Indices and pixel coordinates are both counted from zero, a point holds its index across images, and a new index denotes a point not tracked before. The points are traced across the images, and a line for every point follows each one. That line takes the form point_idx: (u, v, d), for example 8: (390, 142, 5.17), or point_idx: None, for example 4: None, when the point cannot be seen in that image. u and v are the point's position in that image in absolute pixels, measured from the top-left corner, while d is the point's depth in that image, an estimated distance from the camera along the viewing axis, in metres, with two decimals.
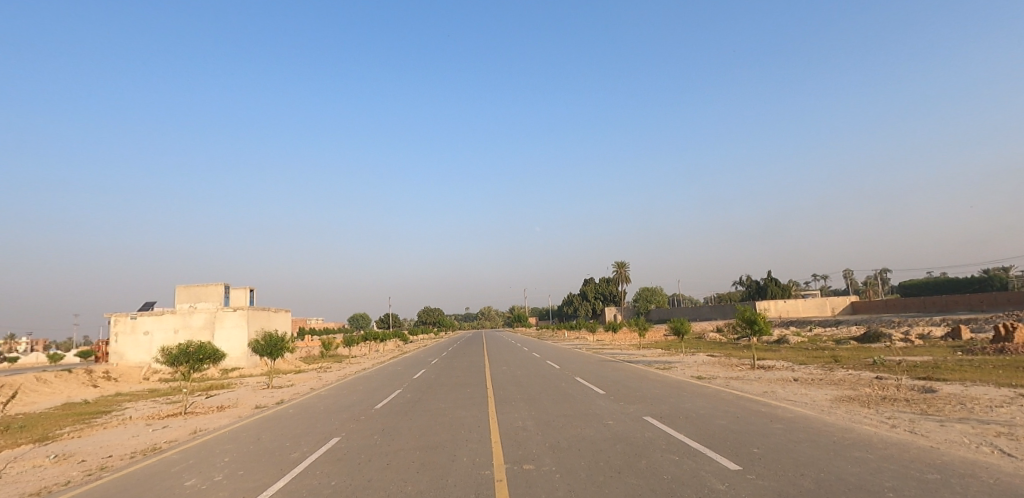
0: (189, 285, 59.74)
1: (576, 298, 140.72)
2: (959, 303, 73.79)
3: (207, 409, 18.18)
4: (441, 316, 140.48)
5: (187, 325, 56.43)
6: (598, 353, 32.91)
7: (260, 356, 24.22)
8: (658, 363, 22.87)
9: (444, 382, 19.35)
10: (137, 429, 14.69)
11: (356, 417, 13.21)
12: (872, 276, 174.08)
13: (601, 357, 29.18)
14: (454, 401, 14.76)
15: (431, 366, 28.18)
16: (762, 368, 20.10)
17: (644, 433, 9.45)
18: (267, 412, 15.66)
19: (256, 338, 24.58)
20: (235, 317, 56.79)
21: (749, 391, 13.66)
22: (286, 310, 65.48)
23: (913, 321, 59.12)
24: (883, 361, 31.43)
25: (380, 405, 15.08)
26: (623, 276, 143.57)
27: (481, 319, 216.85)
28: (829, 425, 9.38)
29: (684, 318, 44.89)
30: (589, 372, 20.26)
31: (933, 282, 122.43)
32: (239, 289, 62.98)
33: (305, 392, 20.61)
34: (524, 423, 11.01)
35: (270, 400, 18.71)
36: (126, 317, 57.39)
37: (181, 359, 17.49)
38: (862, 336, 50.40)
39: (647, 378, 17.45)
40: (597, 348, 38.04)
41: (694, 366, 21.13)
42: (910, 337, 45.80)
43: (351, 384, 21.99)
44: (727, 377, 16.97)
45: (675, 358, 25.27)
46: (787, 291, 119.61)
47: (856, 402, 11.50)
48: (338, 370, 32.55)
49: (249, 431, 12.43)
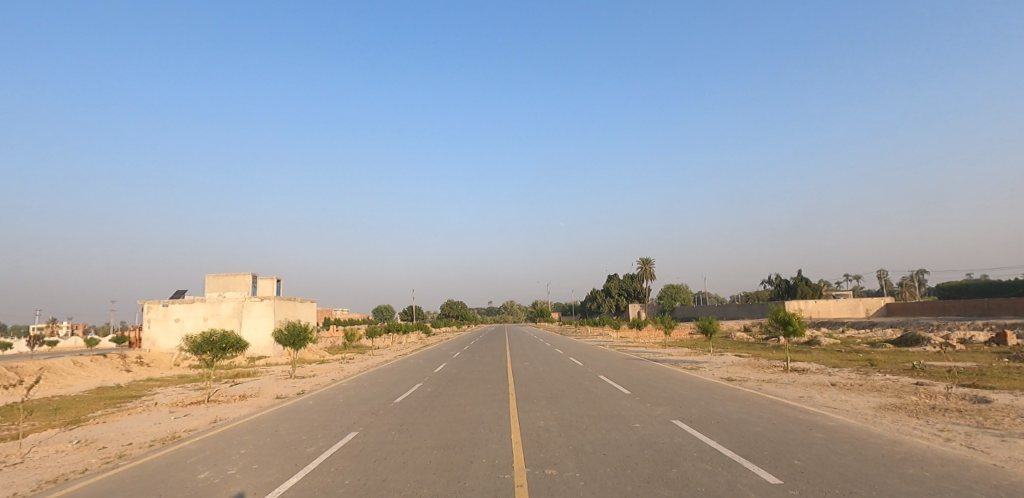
0: (218, 275, 60.94)
1: (599, 295, 139.52)
2: (1002, 307, 70.59)
3: (229, 398, 18.23)
4: (463, 310, 140.96)
5: (215, 313, 57.57)
6: (622, 350, 32.29)
7: (283, 346, 24.31)
8: (685, 363, 22.17)
9: (465, 377, 19.04)
10: (159, 416, 14.74)
11: (375, 411, 12.97)
12: (908, 277, 168.08)
13: (626, 355, 28.57)
14: (474, 397, 14.42)
15: (452, 360, 27.99)
16: (795, 371, 19.26)
17: (674, 438, 8.95)
18: (287, 402, 15.57)
19: (280, 328, 24.68)
20: (262, 306, 57.71)
21: (783, 396, 12.98)
22: (311, 301, 66.30)
23: (952, 325, 56.71)
24: (923, 366, 30.02)
25: (400, 399, 14.83)
26: (648, 273, 141.63)
27: (503, 313, 217.20)
28: (875, 437, 8.73)
29: (713, 317, 43.71)
30: (614, 370, 19.72)
31: (974, 284, 117.51)
32: (266, 279, 63.99)
33: (326, 383, 20.56)
34: (547, 423, 10.59)
35: (292, 390, 18.67)
36: (157, 305, 58.83)
37: (205, 347, 17.55)
38: (898, 339, 48.46)
39: (674, 378, 16.85)
40: (621, 346, 37.35)
41: (723, 367, 20.40)
42: (950, 341, 43.87)
43: (373, 377, 21.86)
44: (759, 380, 16.24)
45: (702, 358, 24.51)
46: (817, 291, 116.36)
47: (902, 412, 10.75)
48: (361, 361, 32.63)
49: (267, 423, 12.28)
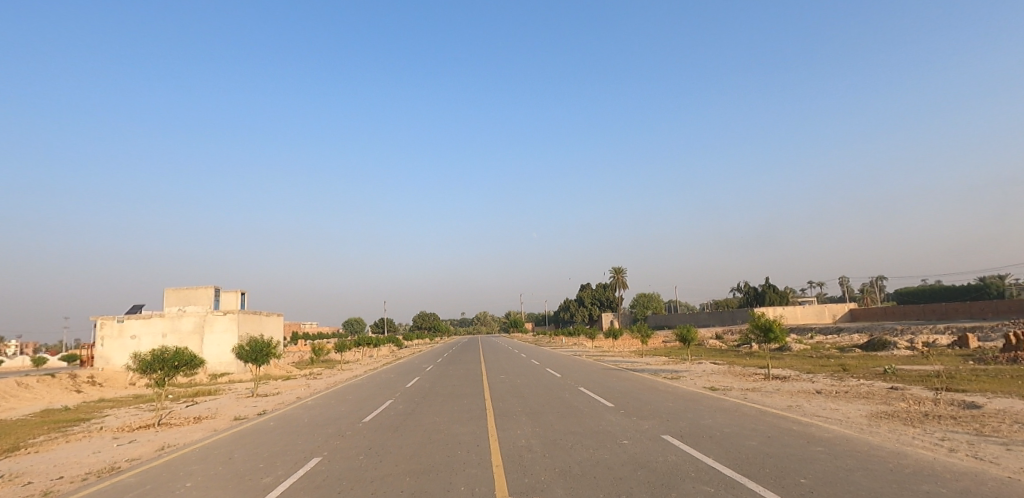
0: (178, 288, 58.26)
1: (572, 304, 139.57)
2: (960, 311, 73.04)
3: (183, 420, 16.88)
4: (436, 321, 138.87)
5: (175, 329, 54.88)
6: (599, 360, 31.83)
7: (245, 363, 22.91)
8: (665, 372, 21.69)
9: (439, 392, 18.09)
10: (100, 444, 13.38)
11: (342, 433, 11.99)
12: (869, 283, 173.35)
13: (603, 365, 28.05)
14: (449, 414, 13.55)
15: (425, 374, 26.92)
16: (776, 379, 18.93)
17: (667, 455, 8.33)
18: (246, 425, 14.40)
19: (241, 343, 23.29)
20: (225, 321, 55.28)
21: (772, 406, 12.49)
22: (278, 314, 63.95)
23: (916, 329, 58.15)
24: (894, 371, 30.30)
25: (369, 418, 13.84)
26: (620, 282, 142.52)
27: (477, 324, 215.29)
28: (877, 450, 8.27)
29: (691, 326, 43.60)
30: (594, 382, 19.05)
31: (930, 290, 121.76)
32: (230, 292, 61.49)
33: (290, 401, 19.30)
34: (529, 442, 9.83)
35: (253, 410, 17.43)
36: (112, 321, 55.82)
37: (155, 365, 16.26)
38: (866, 344, 49.32)
39: (657, 389, 16.28)
40: (598, 356, 36.75)
41: (704, 376, 19.96)
42: (916, 345, 44.78)
43: (341, 393, 20.69)
44: (743, 389, 15.80)
45: (681, 367, 24.11)
46: (784, 298, 118.66)
47: (896, 420, 10.35)
48: (330, 377, 31.24)
49: (221, 449, 11.17)
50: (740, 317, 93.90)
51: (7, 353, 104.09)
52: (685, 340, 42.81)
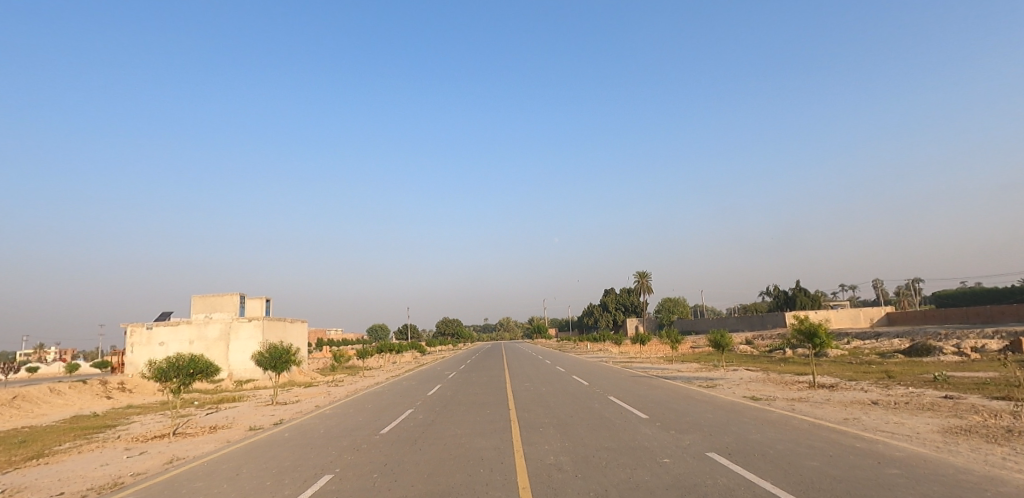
0: (205, 295, 58.89)
1: (596, 309, 137.74)
2: (1007, 314, 69.38)
3: (199, 429, 16.38)
4: (459, 327, 138.50)
5: (202, 336, 55.40)
6: (627, 367, 30.63)
7: (264, 370, 22.45)
8: (700, 380, 20.49)
9: (460, 402, 17.24)
10: (111, 455, 12.89)
11: (356, 446, 11.23)
12: (904, 285, 167.33)
13: (632, 372, 26.88)
14: (472, 426, 12.73)
15: (447, 381, 26.15)
16: (823, 387, 17.57)
17: (716, 478, 7.33)
18: (260, 436, 13.76)
19: (261, 350, 22.85)
20: (250, 328, 55.59)
21: (826, 419, 11.30)
22: (303, 321, 64.14)
23: (961, 334, 55.19)
24: (946, 378, 28.38)
25: (386, 430, 13.06)
26: (645, 286, 140.17)
27: (500, 330, 214.60)
28: (965, 474, 7.11)
29: (725, 332, 42.03)
30: (624, 391, 17.96)
31: (971, 292, 116.52)
32: (255, 299, 61.93)
33: (308, 410, 18.69)
34: (558, 460, 8.90)
35: (269, 419, 16.84)
36: (141, 328, 56.62)
37: (170, 373, 15.81)
38: (909, 349, 46.87)
39: (693, 398, 15.17)
40: (625, 362, 35.45)
41: (742, 384, 18.70)
42: (963, 350, 42.31)
43: (360, 402, 20.04)
44: (789, 399, 14.55)
45: (716, 375, 22.83)
46: (816, 302, 114.91)
47: (975, 436, 9.14)
48: (351, 384, 30.64)
49: (229, 463, 10.50)
50: (771, 322, 91.06)
51: (47, 359, 107.50)
52: (720, 346, 41.29)
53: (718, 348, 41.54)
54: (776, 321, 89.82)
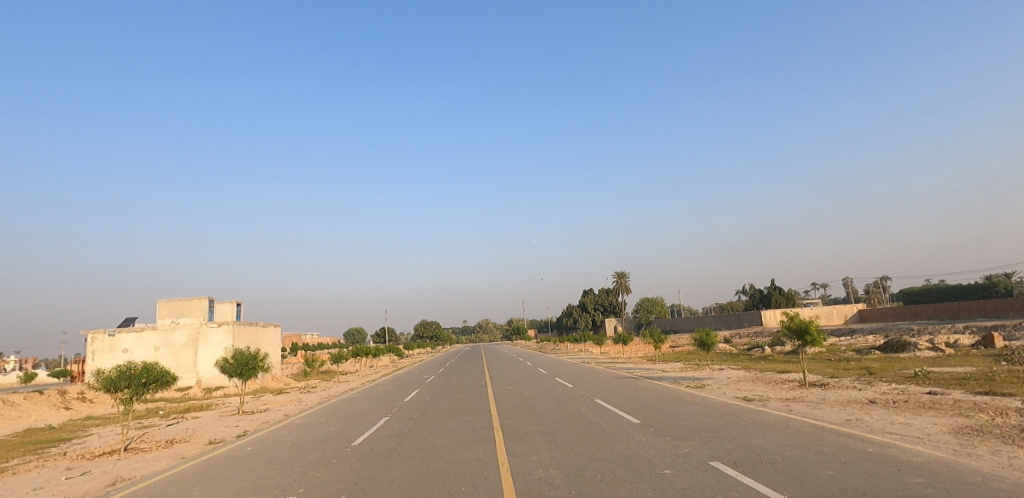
0: (171, 300, 56.53)
1: (575, 310, 137.54)
2: (974, 310, 71.21)
3: (153, 444, 15.11)
4: (438, 330, 136.78)
5: (168, 342, 53.12)
6: (611, 368, 30.03)
7: (230, 378, 21.11)
8: (687, 381, 19.89)
9: (440, 408, 16.30)
10: (49, 476, 11.62)
11: (324, 461, 10.21)
12: (873, 283, 171.34)
13: (616, 373, 26.22)
14: (452, 435, 11.82)
15: (426, 385, 25.14)
16: (814, 385, 17.09)
17: (726, 492, 6.59)
18: (219, 451, 12.62)
19: (226, 356, 21.49)
20: (220, 333, 53.47)
21: (828, 421, 10.69)
22: (276, 325, 62.11)
23: (933, 329, 56.10)
24: (927, 374, 28.41)
25: (358, 441, 12.03)
26: (624, 286, 140.59)
27: (479, 332, 213.13)
28: (996, 481, 6.48)
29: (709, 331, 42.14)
30: (611, 393, 17.22)
31: (937, 289, 119.69)
32: (225, 303, 59.74)
33: (276, 420, 17.52)
34: (548, 474, 8.06)
35: (232, 431, 15.65)
36: (103, 335, 54.04)
37: (121, 383, 14.51)
38: (885, 346, 47.29)
39: (684, 400, 14.52)
40: (608, 363, 34.85)
41: (731, 384, 18.14)
42: (937, 346, 42.85)
43: (333, 409, 18.92)
44: (783, 399, 13.97)
45: (703, 374, 22.30)
46: (791, 300, 116.69)
47: (989, 437, 8.60)
48: (324, 390, 29.37)
49: (179, 485, 9.37)
50: (747, 320, 91.95)
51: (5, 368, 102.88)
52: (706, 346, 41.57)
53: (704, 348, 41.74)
54: (753, 319, 90.71)
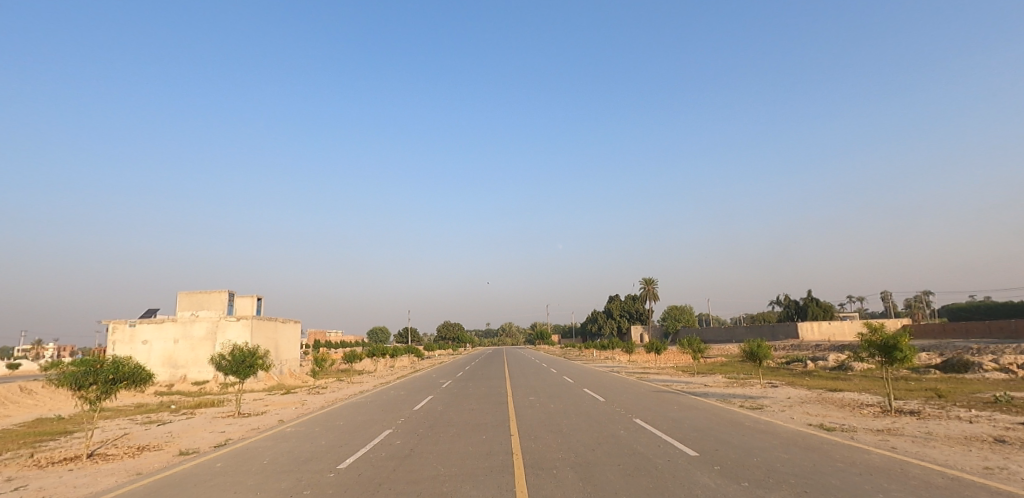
0: (191, 292, 55.86)
1: (600, 316, 134.16)
2: None
3: (122, 450, 13.23)
4: (461, 332, 135.11)
5: (187, 335, 52.31)
6: (644, 379, 27.46)
7: (224, 375, 19.19)
8: (738, 399, 17.23)
9: (452, 422, 14.10)
10: None
11: (295, 494, 8.01)
12: (914, 297, 163.34)
13: (652, 385, 23.57)
14: (461, 462, 9.57)
15: (442, 392, 22.95)
16: (901, 413, 14.24)
17: None
18: (183, 466, 10.62)
19: (222, 352, 19.61)
20: (238, 327, 52.34)
21: (960, 469, 8.00)
22: (295, 321, 60.91)
23: (995, 349, 51.37)
24: (1009, 399, 24.90)
25: (346, 464, 9.84)
26: (651, 294, 136.70)
27: (501, 335, 210.95)
28: None
29: (763, 342, 40.46)
30: (652, 411, 14.72)
31: (985, 306, 112.60)
32: (245, 297, 58.94)
33: (267, 427, 15.48)
34: None
35: (214, 439, 13.71)
36: (124, 325, 53.50)
37: (84, 380, 12.61)
38: (944, 365, 43.14)
39: (747, 426, 11.91)
40: (640, 373, 32.02)
41: (795, 406, 15.40)
42: (1006, 367, 38.68)
43: (333, 417, 16.84)
44: (875, 430, 11.23)
45: (755, 392, 19.54)
46: (828, 312, 111.14)
47: None
48: (333, 392, 27.39)
49: None
50: (782, 332, 87.52)
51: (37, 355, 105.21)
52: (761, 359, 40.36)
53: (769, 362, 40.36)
54: (788, 331, 86.22)
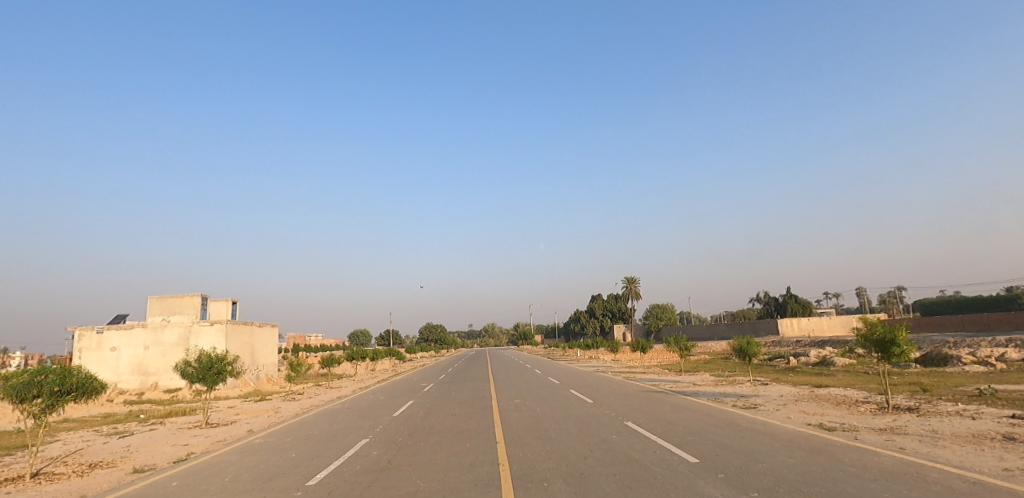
0: (162, 296, 53.84)
1: (583, 315, 134.23)
2: (1007, 322, 66.96)
3: (71, 468, 12.13)
4: (443, 333, 134.04)
5: (158, 341, 50.38)
6: (630, 379, 26.98)
7: (190, 384, 18.04)
8: (730, 399, 16.74)
9: (433, 429, 13.29)
10: None
11: None
12: (888, 293, 166.78)
13: (640, 385, 23.01)
14: (442, 475, 8.75)
15: (423, 396, 22.04)
16: (898, 409, 13.81)
17: None
18: (134, 486, 9.61)
19: (187, 359, 18.44)
20: (212, 332, 50.56)
21: (979, 472, 7.46)
22: (272, 325, 59.23)
23: (972, 342, 52.09)
24: (993, 392, 24.91)
25: (316, 481, 8.96)
26: (633, 293, 137.15)
27: (484, 336, 210.16)
28: None
29: (752, 338, 40.30)
30: (643, 413, 14.09)
31: (956, 301, 115.26)
32: (220, 301, 57.11)
33: (234, 438, 14.45)
34: None
35: (174, 454, 12.68)
36: (91, 332, 51.29)
37: (27, 392, 11.46)
38: (924, 359, 43.52)
39: (746, 429, 11.32)
40: (625, 372, 31.53)
41: (788, 404, 14.93)
42: (984, 360, 39.07)
43: (307, 425, 15.87)
44: (879, 429, 10.72)
45: (745, 390, 19.11)
46: (806, 309, 112.61)
47: None
48: (309, 398, 26.24)
49: None
50: (763, 329, 88.25)
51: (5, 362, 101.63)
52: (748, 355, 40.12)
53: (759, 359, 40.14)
54: (769, 328, 86.90)
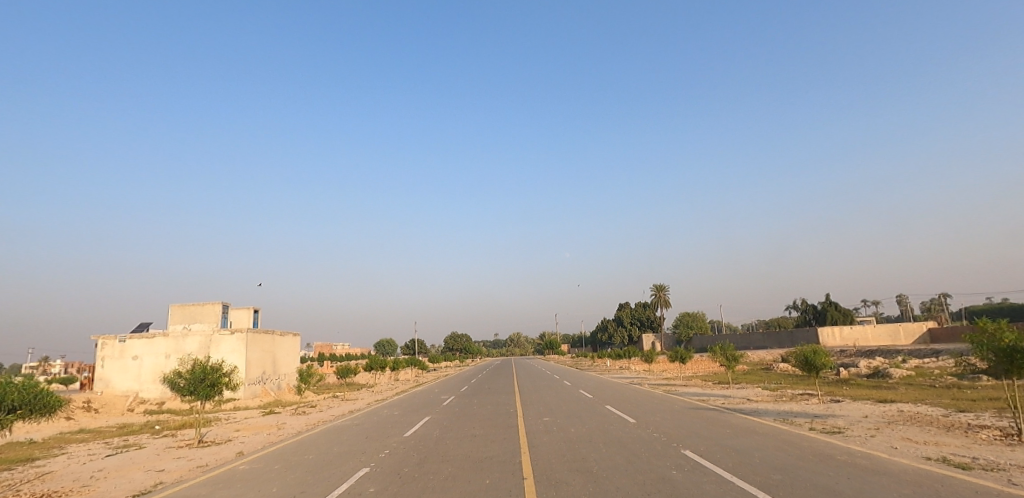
0: (184, 304, 53.03)
1: (611, 324, 130.47)
2: None
3: None
4: (469, 343, 131.94)
5: (179, 350, 49.44)
6: (671, 392, 24.25)
7: (181, 397, 16.14)
8: (803, 420, 14.00)
9: (448, 456, 10.97)
10: None
11: None
12: (931, 300, 158.27)
13: (685, 400, 20.32)
14: None
15: (441, 412, 19.75)
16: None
17: None
18: None
19: (179, 370, 16.57)
20: (232, 340, 49.33)
21: None
22: (295, 333, 58.07)
23: None
24: None
25: None
26: (662, 300, 133.22)
27: (509, 346, 207.55)
28: None
29: (818, 348, 36.67)
30: (702, 438, 11.58)
31: (1008, 307, 107.95)
32: (241, 309, 56.22)
33: (218, 463, 12.39)
34: None
35: (141, 485, 10.64)
36: (113, 341, 50.67)
37: None
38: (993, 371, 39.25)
39: (848, 465, 8.66)
40: (664, 385, 28.71)
41: (883, 429, 12.18)
42: None
43: (305, 447, 13.72)
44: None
45: (813, 409, 16.34)
46: (846, 317, 107.03)
47: None
48: (320, 413, 24.18)
49: None
50: (801, 338, 83.55)
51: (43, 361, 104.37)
52: (807, 365, 36.64)
53: (812, 370, 36.47)
54: (808, 337, 82.15)
